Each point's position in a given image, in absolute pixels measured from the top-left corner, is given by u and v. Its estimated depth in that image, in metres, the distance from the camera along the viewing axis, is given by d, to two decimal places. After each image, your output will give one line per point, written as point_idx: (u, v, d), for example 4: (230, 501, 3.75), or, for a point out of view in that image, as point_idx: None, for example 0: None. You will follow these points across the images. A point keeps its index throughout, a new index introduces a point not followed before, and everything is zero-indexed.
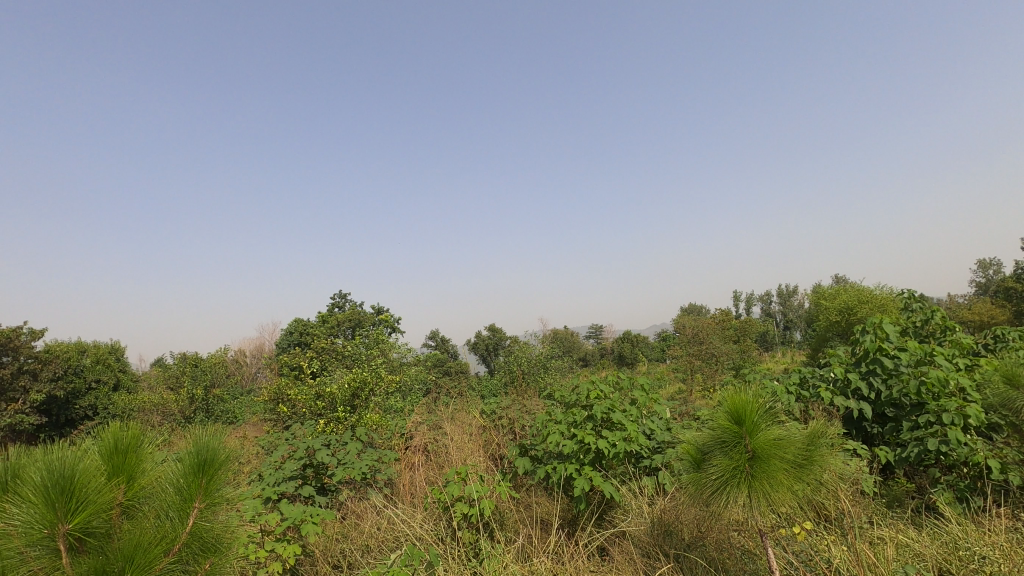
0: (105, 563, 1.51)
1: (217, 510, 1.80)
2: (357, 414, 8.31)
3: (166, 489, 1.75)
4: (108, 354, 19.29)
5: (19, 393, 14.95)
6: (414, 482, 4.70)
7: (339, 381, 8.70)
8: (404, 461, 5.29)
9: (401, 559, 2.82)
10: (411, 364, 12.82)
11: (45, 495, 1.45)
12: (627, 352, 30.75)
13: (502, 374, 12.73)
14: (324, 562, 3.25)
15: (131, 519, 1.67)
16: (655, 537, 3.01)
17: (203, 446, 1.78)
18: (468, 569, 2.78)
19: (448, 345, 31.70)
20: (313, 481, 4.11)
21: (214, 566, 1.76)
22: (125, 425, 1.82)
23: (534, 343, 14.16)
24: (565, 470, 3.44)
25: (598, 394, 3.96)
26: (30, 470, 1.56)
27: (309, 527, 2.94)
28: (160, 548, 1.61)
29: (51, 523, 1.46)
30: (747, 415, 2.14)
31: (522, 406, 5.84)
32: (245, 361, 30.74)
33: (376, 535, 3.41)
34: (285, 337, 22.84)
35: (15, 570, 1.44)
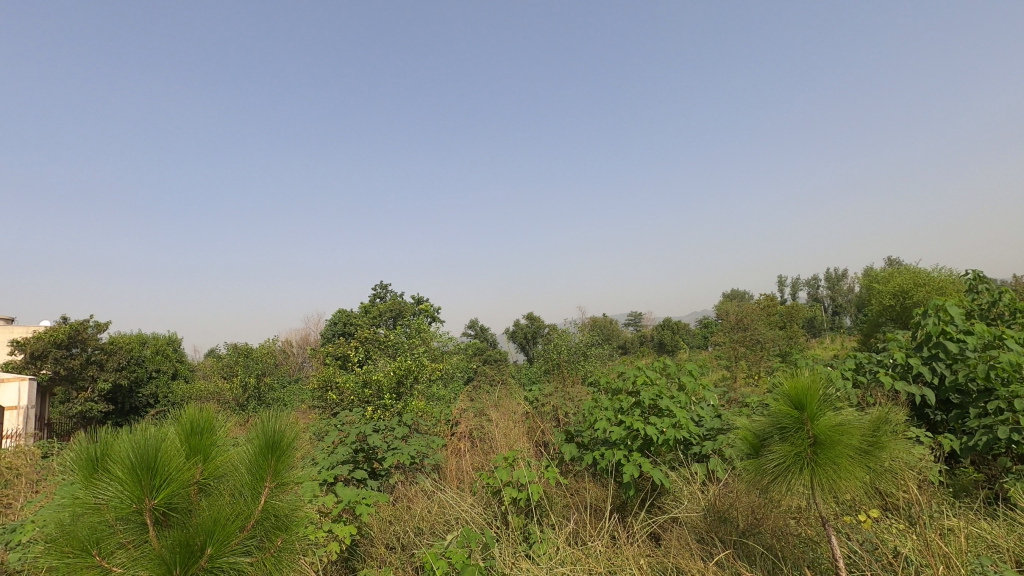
0: (188, 536, 1.60)
1: (285, 489, 1.88)
2: (403, 401, 8.50)
3: (239, 469, 1.83)
4: (168, 345, 20.31)
5: (88, 382, 15.97)
6: (462, 468, 4.78)
7: (384, 370, 8.91)
8: (450, 447, 5.39)
9: (456, 541, 2.89)
10: (453, 352, 12.98)
11: (131, 472, 1.55)
12: (668, 340, 30.32)
13: (542, 362, 12.76)
14: (379, 543, 3.34)
15: (208, 497, 1.75)
16: (709, 523, 2.97)
17: (272, 430, 1.86)
18: (520, 552, 2.82)
19: (487, 333, 31.96)
20: (365, 466, 4.22)
21: (285, 544, 1.84)
22: (197, 409, 1.91)
23: (574, 330, 14.10)
24: (613, 456, 3.43)
25: (644, 380, 3.92)
26: (116, 449, 1.66)
27: (364, 509, 3.05)
28: (236, 523, 1.70)
29: (138, 499, 1.55)
30: (809, 400, 2.07)
31: (565, 393, 5.84)
32: (292, 350, 31.87)
33: (427, 517, 3.49)
34: (330, 328, 23.47)
35: (109, 541, 1.57)
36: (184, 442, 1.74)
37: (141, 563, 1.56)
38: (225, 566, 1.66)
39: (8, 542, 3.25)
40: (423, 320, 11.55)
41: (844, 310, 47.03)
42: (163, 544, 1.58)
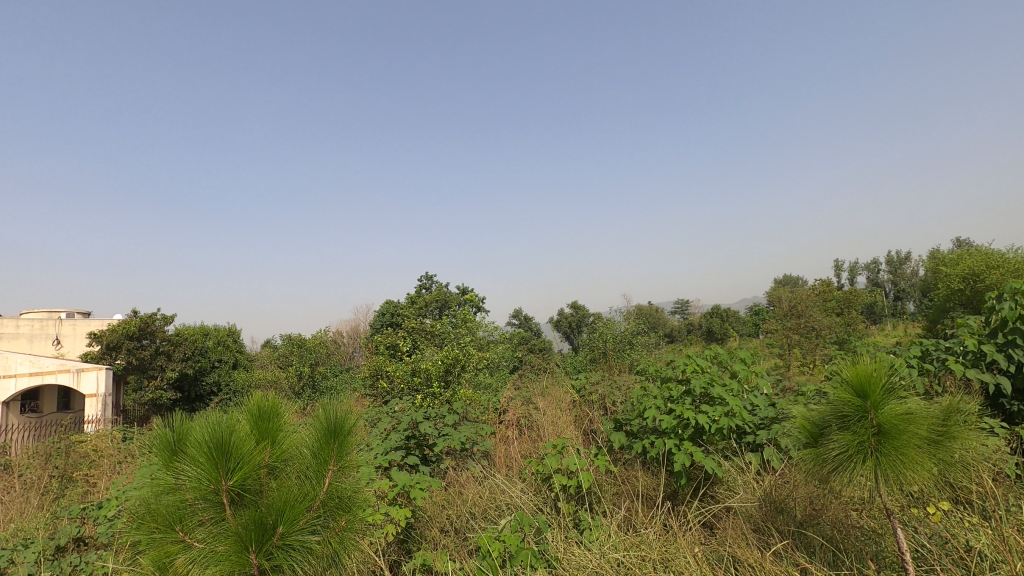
0: (261, 515, 1.70)
1: (347, 472, 1.96)
2: (451, 389, 8.66)
3: (304, 453, 1.92)
4: (228, 335, 21.32)
5: (158, 371, 16.98)
6: (512, 455, 4.83)
7: (432, 359, 9.08)
8: (499, 435, 5.47)
9: (509, 525, 2.95)
10: (498, 341, 13.09)
11: (208, 455, 1.66)
12: (717, 328, 29.59)
13: (587, 352, 12.70)
14: (433, 526, 3.43)
15: (277, 479, 1.84)
16: (765, 513, 2.92)
17: (333, 416, 1.94)
18: (572, 538, 2.85)
19: (532, 323, 32.05)
20: (417, 452, 4.33)
21: (348, 523, 1.93)
22: (264, 396, 2.01)
23: (619, 319, 13.93)
24: (663, 445, 3.39)
25: (695, 368, 3.85)
26: (193, 434, 1.78)
27: (418, 493, 3.15)
28: (304, 504, 1.79)
29: (216, 480, 1.66)
30: (873, 388, 1.99)
31: (612, 382, 5.81)
32: (343, 340, 32.88)
33: (479, 502, 3.57)
34: (378, 318, 24.03)
35: (191, 518, 1.69)
36: (254, 426, 1.84)
37: (220, 538, 1.69)
38: (294, 543, 1.77)
39: (95, 517, 3.51)
40: (468, 311, 11.66)
41: (908, 295, 44.54)
42: (238, 522, 1.69)
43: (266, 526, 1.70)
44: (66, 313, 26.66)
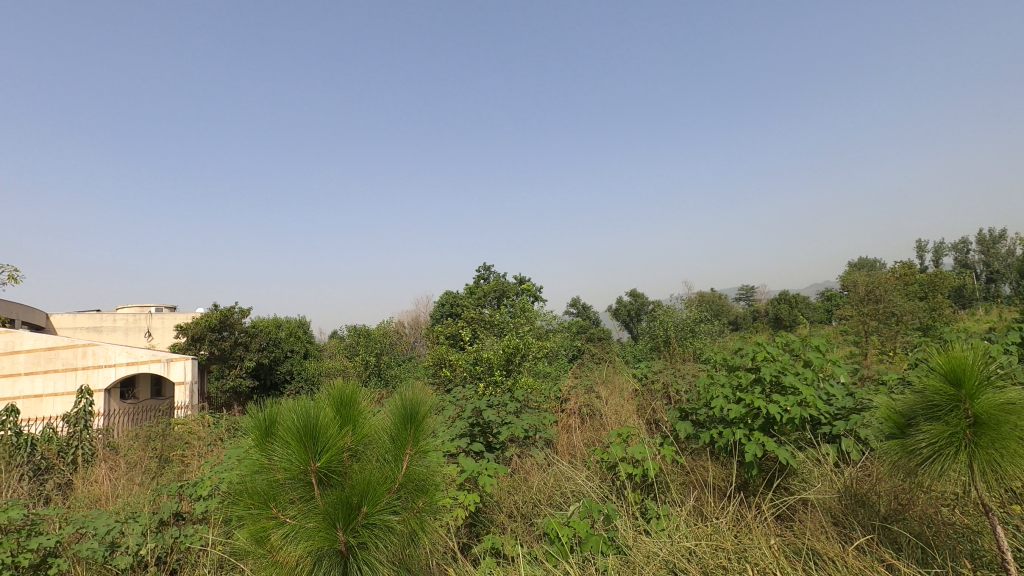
0: (347, 495, 1.81)
1: (424, 456, 2.04)
2: (512, 378, 8.76)
3: (383, 437, 2.01)
4: (299, 326, 22.42)
5: (237, 361, 18.12)
6: (575, 444, 4.85)
7: (493, 348, 9.20)
8: (561, 424, 5.52)
9: (578, 511, 2.98)
10: (557, 330, 13.08)
11: (298, 438, 1.78)
12: (785, 315, 28.31)
13: (648, 341, 12.49)
14: (501, 510, 3.52)
15: (359, 461, 1.94)
16: (846, 506, 2.80)
17: (409, 402, 2.01)
18: (641, 527, 2.84)
19: (590, 311, 31.79)
20: (481, 439, 4.43)
21: (426, 505, 2.01)
22: (345, 384, 2.11)
23: (681, 307, 13.59)
24: (733, 435, 3.31)
25: (765, 356, 3.71)
26: (283, 419, 1.90)
27: (486, 479, 3.25)
28: (385, 486, 1.88)
29: (305, 461, 1.78)
30: (967, 376, 1.86)
31: (676, 370, 5.71)
32: (405, 331, 33.82)
33: (545, 489, 3.63)
34: (438, 309, 24.53)
35: (283, 496, 1.82)
36: (337, 411, 1.94)
37: (310, 516, 1.80)
38: (377, 522, 1.86)
39: (192, 494, 3.82)
40: (526, 300, 11.68)
41: (1002, 277, 40.86)
42: (327, 501, 1.80)
43: (352, 506, 1.80)
44: (155, 307, 28.85)
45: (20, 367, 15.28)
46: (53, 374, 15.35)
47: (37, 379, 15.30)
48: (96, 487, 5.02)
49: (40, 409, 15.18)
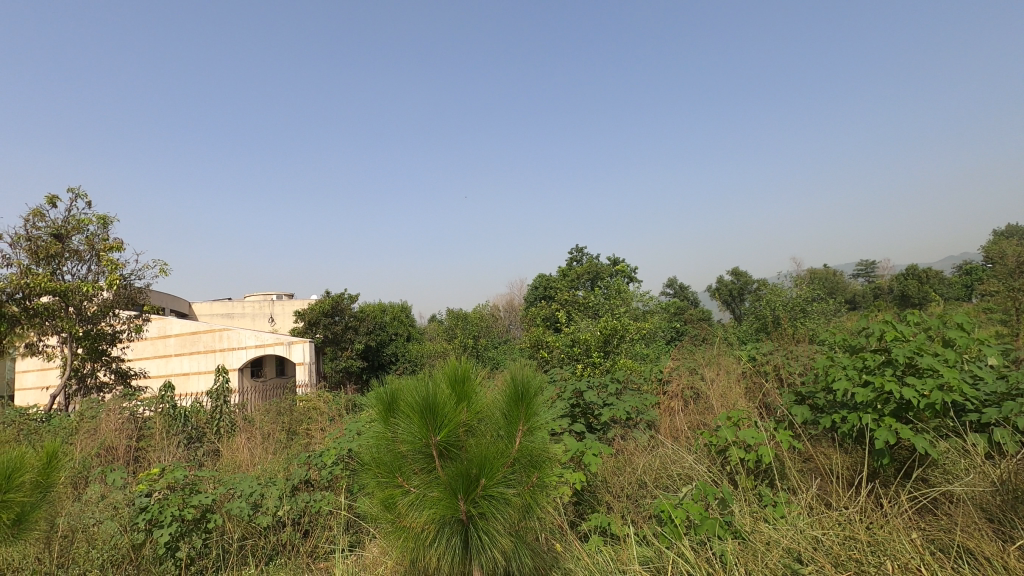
0: (465, 468, 1.89)
1: (536, 433, 2.08)
2: (610, 360, 8.68)
3: (496, 413, 2.07)
4: (401, 311, 23.60)
5: (348, 343, 19.51)
6: (679, 426, 4.73)
7: (589, 330, 9.15)
8: (663, 406, 5.41)
9: (691, 494, 2.91)
10: (655, 311, 12.72)
11: (419, 413, 1.89)
12: (914, 292, 25.48)
13: (753, 321, 11.81)
14: (607, 491, 3.53)
15: (475, 436, 2.02)
16: (1002, 502, 2.50)
17: (519, 380, 2.06)
18: (758, 513, 2.72)
19: (688, 292, 30.59)
20: (582, 420, 4.45)
21: (540, 480, 2.06)
22: (458, 362, 2.20)
23: (789, 285, 12.66)
24: (859, 421, 3.05)
25: (896, 336, 3.36)
26: (404, 396, 2.02)
27: (591, 458, 3.27)
28: (500, 460, 1.95)
29: (426, 435, 1.89)
30: None
31: (788, 351, 5.36)
32: (501, 314, 34.53)
33: (650, 471, 3.58)
34: (531, 292, 24.74)
35: (408, 466, 1.95)
36: (452, 388, 2.03)
37: (433, 486, 1.92)
38: (495, 494, 1.94)
39: (318, 463, 4.19)
40: (621, 281, 11.42)
41: None
42: (447, 473, 1.90)
43: (471, 478, 1.89)
44: (276, 294, 31.57)
45: (171, 349, 17.52)
46: (197, 355, 17.40)
47: (184, 359, 17.43)
48: (238, 454, 5.65)
49: (188, 385, 17.30)
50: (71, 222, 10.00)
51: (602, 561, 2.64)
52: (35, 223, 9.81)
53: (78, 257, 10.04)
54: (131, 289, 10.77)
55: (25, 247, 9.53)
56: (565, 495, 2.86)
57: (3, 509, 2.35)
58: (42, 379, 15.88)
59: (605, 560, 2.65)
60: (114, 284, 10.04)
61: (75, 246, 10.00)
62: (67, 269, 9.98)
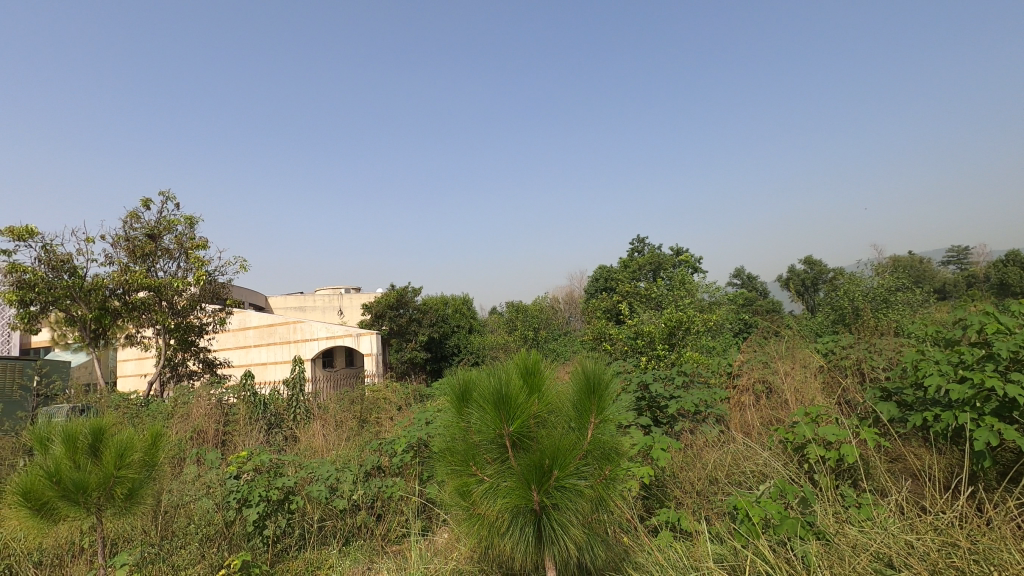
0: (538, 459, 1.91)
1: (607, 426, 2.06)
2: (676, 353, 8.48)
3: (567, 405, 2.08)
4: (463, 303, 23.98)
5: (413, 335, 20.12)
6: (750, 422, 4.55)
7: (653, 322, 8.97)
8: (732, 401, 5.26)
9: (769, 491, 2.80)
10: (721, 302, 12.29)
11: (492, 404, 1.93)
12: (1015, 281, 23.25)
13: (829, 313, 11.17)
14: (677, 486, 3.48)
15: (547, 428, 2.03)
16: None
17: (590, 372, 2.05)
18: (842, 515, 2.59)
19: (757, 282, 29.30)
20: (648, 414, 4.40)
21: (612, 474, 2.05)
22: (528, 353, 2.22)
23: (870, 274, 11.85)
24: (955, 420, 2.84)
25: (998, 328, 3.08)
26: (477, 387, 2.07)
27: (660, 452, 3.23)
28: (572, 452, 1.95)
29: (499, 426, 1.92)
30: None
31: (871, 345, 5.05)
32: (561, 306, 34.41)
33: (722, 467, 3.49)
34: (591, 284, 24.49)
35: (481, 456, 1.99)
36: (524, 380, 2.05)
37: (506, 475, 1.95)
38: (568, 486, 1.95)
39: (389, 450, 4.35)
40: (685, 272, 11.10)
41: None
42: (520, 463, 1.93)
43: (543, 470, 1.91)
44: (344, 287, 32.84)
45: (251, 340, 18.67)
46: (274, 346, 18.46)
47: (263, 350, 18.53)
48: (313, 440, 5.96)
49: (267, 374, 18.39)
50: (163, 222, 10.82)
51: (675, 557, 2.58)
52: (132, 224, 10.69)
53: (169, 255, 10.86)
54: (216, 283, 11.53)
55: (123, 247, 10.40)
56: (635, 489, 2.83)
57: (119, 483, 2.60)
58: (140, 367, 17.34)
59: (678, 556, 2.60)
60: (200, 280, 10.80)
61: (166, 245, 10.82)
62: (160, 267, 10.82)
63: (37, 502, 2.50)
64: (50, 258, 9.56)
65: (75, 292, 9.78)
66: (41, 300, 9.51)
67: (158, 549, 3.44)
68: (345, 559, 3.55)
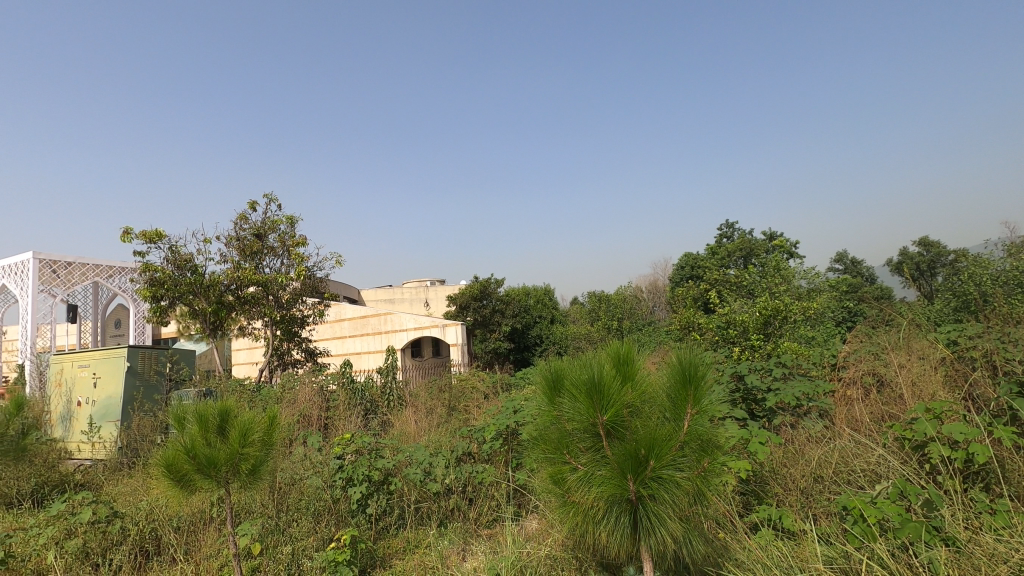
0: (634, 449, 1.89)
1: (705, 417, 2.00)
2: (773, 343, 8.02)
3: (663, 396, 2.03)
4: (544, 294, 24.09)
5: (496, 325, 20.50)
6: (858, 416, 4.22)
7: (745, 310, 8.54)
8: (838, 395, 4.91)
9: (886, 491, 2.60)
10: (822, 289, 11.46)
11: (585, 392, 1.93)
12: None
13: (951, 298, 10.08)
14: (777, 482, 3.31)
15: (641, 418, 2.00)
16: None
17: (686, 362, 1.99)
18: (973, 523, 2.35)
19: (862, 266, 27.03)
20: (744, 406, 4.22)
21: (711, 467, 1.98)
22: (621, 342, 2.19)
23: (1001, 254, 10.56)
24: None
25: None
26: (569, 376, 2.07)
27: (758, 447, 3.10)
28: (669, 443, 1.91)
29: (592, 415, 1.92)
30: None
31: (1004, 334, 4.51)
32: (644, 295, 33.60)
33: (828, 465, 3.28)
34: (676, 272, 23.73)
35: (575, 445, 2.00)
36: (616, 369, 2.03)
37: (600, 465, 1.95)
38: (665, 477, 1.91)
39: (478, 437, 4.47)
40: (780, 257, 10.45)
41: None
42: (615, 453, 1.92)
43: (639, 459, 1.88)
44: (430, 279, 33.97)
45: (347, 331, 19.86)
46: (367, 336, 19.52)
47: (357, 340, 19.64)
48: (406, 426, 6.24)
49: (361, 363, 19.48)
50: (268, 223, 11.72)
51: (779, 556, 2.47)
52: (241, 225, 11.66)
53: (274, 252, 11.75)
54: (315, 278, 12.34)
55: (235, 246, 11.38)
56: (732, 485, 2.72)
57: (244, 459, 2.88)
58: (252, 356, 18.98)
59: (782, 555, 2.48)
60: (301, 275, 11.60)
61: (271, 244, 11.72)
62: (267, 263, 11.73)
63: (178, 474, 2.81)
64: (175, 258, 10.67)
65: (196, 288, 10.86)
66: (169, 296, 10.64)
67: (275, 520, 3.76)
68: (441, 539, 3.69)
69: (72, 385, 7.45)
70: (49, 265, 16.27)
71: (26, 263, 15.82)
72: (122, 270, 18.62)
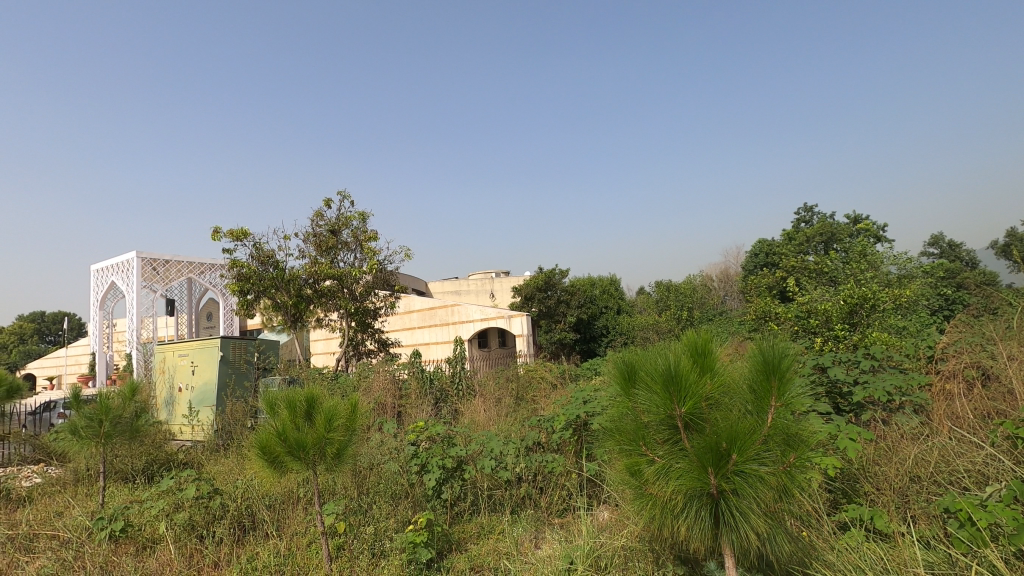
0: (714, 442, 1.84)
1: (790, 410, 1.91)
2: (859, 333, 7.50)
3: (744, 388, 1.97)
4: (610, 284, 23.77)
5: (561, 316, 20.47)
6: (960, 413, 3.89)
7: (827, 299, 8.06)
8: (937, 390, 4.54)
9: (997, 493, 2.38)
10: (915, 275, 10.61)
11: (661, 383, 1.89)
12: None
13: None
14: (869, 481, 3.13)
15: (720, 410, 1.94)
16: None
17: (768, 352, 1.91)
18: None
19: (962, 250, 24.70)
20: (829, 400, 4.02)
21: (797, 461, 1.90)
22: (696, 332, 2.13)
23: None
24: None
25: None
26: (644, 367, 2.04)
27: (847, 444, 2.94)
28: (753, 436, 1.84)
29: (670, 407, 1.89)
30: None
31: None
32: (715, 284, 32.38)
33: (926, 463, 3.06)
34: (750, 260, 22.69)
35: (651, 438, 1.96)
36: (692, 359, 1.98)
37: (679, 457, 1.91)
38: (749, 471, 1.85)
39: (548, 427, 4.49)
40: (866, 242, 9.76)
41: None
42: (694, 445, 1.87)
43: (721, 453, 1.83)
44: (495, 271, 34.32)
45: (417, 322, 20.52)
46: (435, 327, 20.05)
47: (426, 331, 20.24)
48: (476, 415, 6.36)
49: (430, 353, 20.03)
50: (341, 219, 12.26)
51: (874, 559, 2.33)
52: (318, 222, 12.27)
53: (347, 247, 12.28)
54: (386, 271, 12.78)
55: (312, 242, 12.00)
56: (818, 482, 2.59)
57: (330, 443, 3.05)
58: (329, 346, 19.98)
59: (876, 558, 2.34)
60: (373, 268, 12.05)
61: (345, 239, 12.25)
62: (341, 258, 12.29)
63: (270, 455, 3.00)
64: (260, 254, 11.39)
65: (279, 282, 11.57)
66: (255, 289, 11.42)
67: (358, 502, 3.97)
68: (515, 526, 3.74)
69: (174, 372, 8.14)
70: (150, 264, 17.82)
71: (132, 262, 17.42)
72: (213, 266, 20.09)
